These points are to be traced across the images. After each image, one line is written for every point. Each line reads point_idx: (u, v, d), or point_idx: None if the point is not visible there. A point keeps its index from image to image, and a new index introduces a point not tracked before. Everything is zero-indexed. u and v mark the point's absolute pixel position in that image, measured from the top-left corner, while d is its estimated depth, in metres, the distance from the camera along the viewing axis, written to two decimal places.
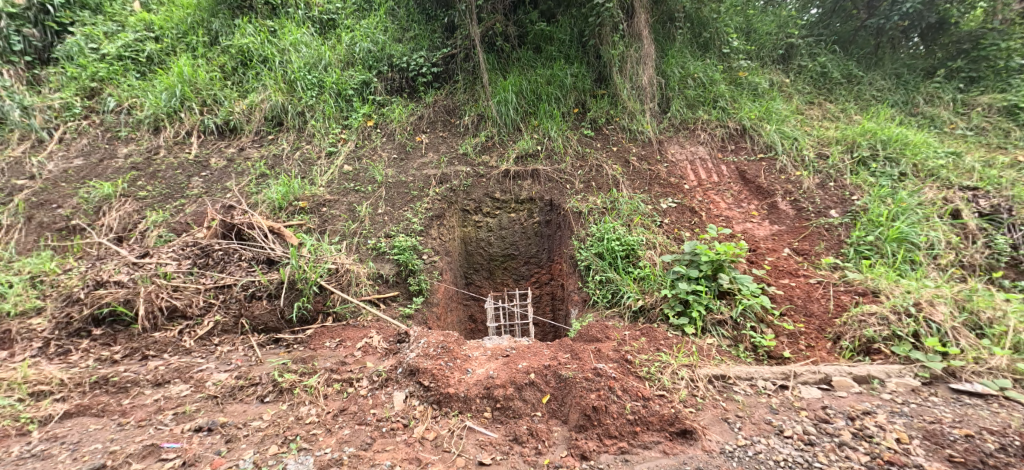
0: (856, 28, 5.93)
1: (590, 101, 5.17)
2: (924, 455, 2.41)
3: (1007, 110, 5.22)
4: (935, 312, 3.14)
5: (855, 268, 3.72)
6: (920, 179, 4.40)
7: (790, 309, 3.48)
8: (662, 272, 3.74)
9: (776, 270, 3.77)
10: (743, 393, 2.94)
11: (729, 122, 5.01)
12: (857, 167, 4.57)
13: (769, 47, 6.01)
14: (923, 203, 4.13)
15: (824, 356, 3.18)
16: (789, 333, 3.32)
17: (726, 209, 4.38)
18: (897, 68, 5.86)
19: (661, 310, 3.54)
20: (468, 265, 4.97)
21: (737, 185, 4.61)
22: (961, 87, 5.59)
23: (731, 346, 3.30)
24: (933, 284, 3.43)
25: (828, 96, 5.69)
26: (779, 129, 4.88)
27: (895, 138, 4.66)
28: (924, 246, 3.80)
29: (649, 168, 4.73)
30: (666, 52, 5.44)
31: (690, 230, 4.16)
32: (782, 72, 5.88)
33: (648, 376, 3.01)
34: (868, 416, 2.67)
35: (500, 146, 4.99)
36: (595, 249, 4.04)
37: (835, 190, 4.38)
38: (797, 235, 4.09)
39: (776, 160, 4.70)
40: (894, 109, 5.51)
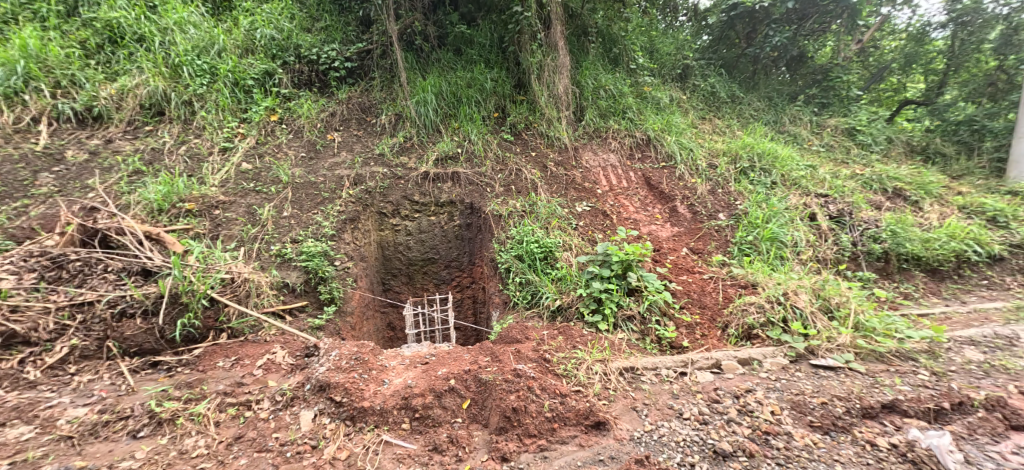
0: (738, 55, 6.85)
1: (510, 106, 5.27)
2: (792, 423, 2.83)
3: (849, 132, 6.44)
4: (798, 299, 3.71)
5: (739, 264, 4.27)
6: (787, 187, 5.17)
7: (688, 302, 3.87)
8: (577, 272, 3.92)
9: (676, 268, 4.17)
10: (649, 382, 3.20)
11: (635, 132, 5.44)
12: (739, 176, 5.23)
13: (669, 66, 6.67)
14: (789, 208, 4.86)
15: (715, 342, 3.58)
16: (687, 325, 3.68)
17: (634, 212, 4.74)
18: (769, 92, 6.82)
19: (577, 309, 3.71)
20: (386, 270, 4.78)
21: (643, 190, 5.02)
22: (816, 111, 6.70)
23: (639, 340, 3.57)
24: (799, 276, 4.03)
25: (717, 113, 6.43)
26: (678, 140, 5.41)
27: (768, 152, 5.41)
28: (790, 245, 4.46)
29: (565, 173, 4.94)
30: (580, 64, 5.75)
31: (603, 231, 4.43)
32: (679, 90, 6.53)
33: (565, 373, 3.14)
34: (749, 393, 3.06)
35: (419, 147, 4.87)
36: (515, 252, 4.13)
37: (723, 196, 4.97)
38: (693, 235, 4.58)
39: (675, 168, 5.20)
40: (767, 126, 6.41)
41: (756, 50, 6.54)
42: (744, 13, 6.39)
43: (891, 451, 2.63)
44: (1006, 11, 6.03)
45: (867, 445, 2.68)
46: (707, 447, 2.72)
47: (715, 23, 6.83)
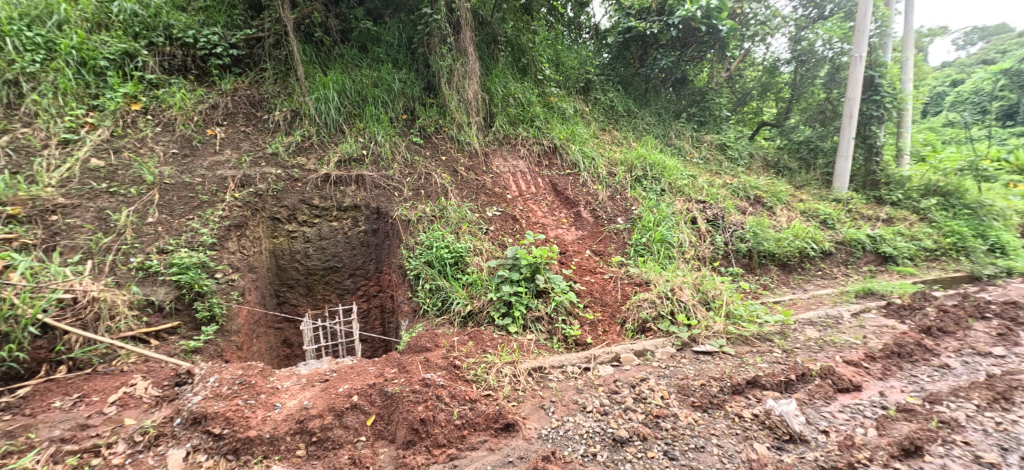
0: (633, 74, 7.48)
1: (419, 109, 5.21)
2: (678, 405, 3.14)
3: (721, 147, 7.46)
4: (682, 293, 4.19)
5: (634, 264, 4.69)
6: (673, 194, 5.80)
7: (592, 301, 4.12)
8: (488, 277, 4.00)
9: (580, 269, 4.43)
10: (556, 380, 3.34)
11: (543, 140, 5.65)
12: (635, 183, 5.73)
13: (573, 79, 7.00)
14: (676, 212, 5.47)
15: (615, 337, 3.86)
16: (590, 322, 3.92)
17: (542, 217, 4.93)
18: (658, 109, 7.53)
19: (488, 313, 3.80)
20: (280, 282, 4.39)
21: (550, 195, 5.24)
22: (696, 128, 7.59)
23: (547, 339, 3.74)
24: (683, 273, 4.55)
25: (616, 125, 6.95)
26: (581, 149, 5.74)
27: (657, 163, 6.02)
28: (677, 246, 5.00)
29: (476, 178, 4.97)
30: (490, 71, 5.85)
31: (513, 236, 4.54)
32: (582, 102, 6.92)
33: (474, 379, 3.17)
34: (643, 382, 3.35)
35: (319, 147, 4.65)
36: (424, 257, 4.12)
37: (621, 202, 5.41)
38: (596, 238, 4.92)
39: (579, 175, 5.51)
40: (657, 140, 7.07)
41: (648, 69, 7.24)
42: (638, 36, 7.02)
43: (753, 419, 3.02)
44: (831, 54, 7.47)
45: (735, 417, 3.04)
46: (606, 436, 2.88)
47: (613, 42, 7.36)
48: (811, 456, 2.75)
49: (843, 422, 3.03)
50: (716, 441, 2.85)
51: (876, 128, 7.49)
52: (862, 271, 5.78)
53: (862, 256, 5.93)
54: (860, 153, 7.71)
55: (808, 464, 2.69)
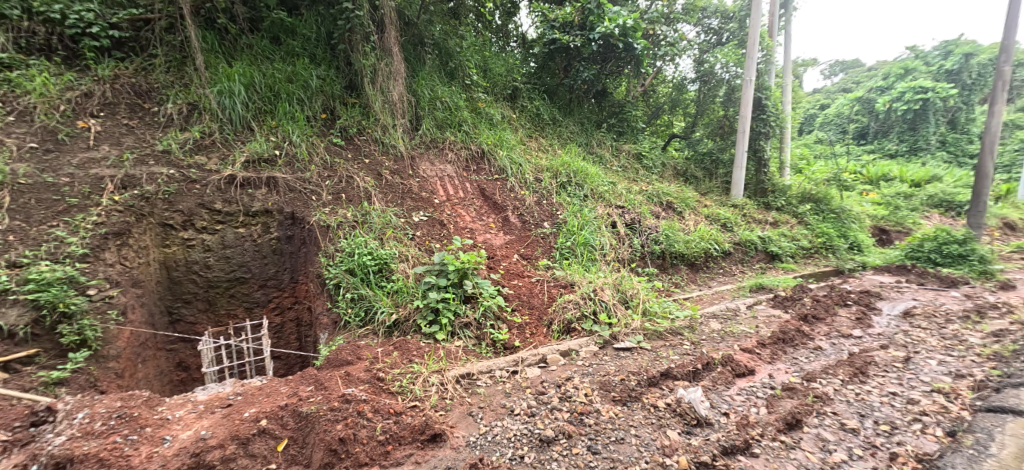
0: (558, 84, 7.70)
1: (340, 108, 5.04)
2: (600, 400, 3.24)
3: (637, 157, 7.93)
4: (604, 293, 4.40)
5: (560, 267, 4.95)
6: (595, 199, 6.12)
7: (520, 304, 4.24)
8: (414, 284, 3.98)
9: (508, 273, 4.59)
10: (484, 385, 3.32)
11: (471, 144, 5.74)
12: (560, 189, 6.01)
13: (501, 86, 7.02)
14: (598, 217, 5.80)
15: (542, 339, 3.94)
16: (517, 326, 3.99)
17: (470, 222, 5.05)
18: (582, 118, 7.78)
19: (414, 321, 3.77)
20: (173, 296, 3.89)
21: (478, 200, 5.37)
22: (614, 137, 8.03)
23: (475, 345, 3.71)
24: (604, 275, 4.80)
25: (542, 133, 7.05)
26: (509, 155, 5.91)
27: (579, 170, 6.31)
28: (598, 248, 5.33)
29: (402, 182, 4.92)
30: (417, 73, 5.77)
31: (439, 241, 4.61)
32: (510, 108, 6.97)
33: (399, 390, 3.09)
34: (568, 381, 3.43)
35: (223, 145, 4.33)
36: (346, 265, 3.97)
37: (546, 206, 5.68)
38: (523, 242, 5.15)
39: (506, 181, 5.70)
40: (581, 148, 7.31)
41: (571, 81, 7.50)
42: (562, 47, 7.24)
43: (666, 409, 3.20)
44: (727, 77, 8.35)
45: (651, 408, 3.21)
46: (533, 437, 2.89)
47: (539, 52, 7.51)
48: (715, 437, 2.96)
49: (741, 404, 3.32)
50: (634, 431, 2.97)
51: (763, 142, 8.46)
52: (755, 267, 6.53)
53: (756, 255, 6.70)
54: (752, 164, 8.60)
55: (713, 446, 2.88)
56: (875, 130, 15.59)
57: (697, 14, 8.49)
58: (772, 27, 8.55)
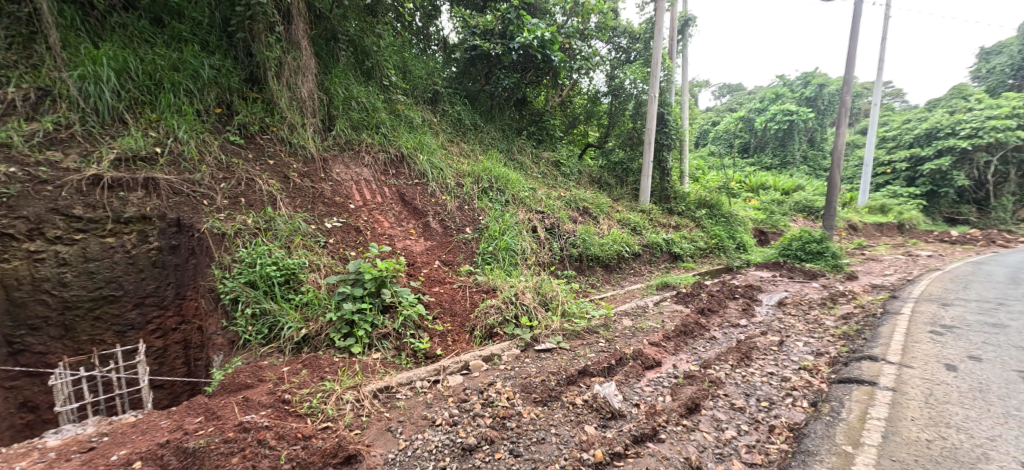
0: (479, 90, 7.66)
1: (239, 103, 4.60)
2: (521, 403, 3.22)
3: (556, 164, 8.11)
4: (525, 297, 4.46)
5: (482, 272, 4.90)
6: (516, 205, 6.14)
7: (441, 312, 4.15)
8: (326, 295, 3.74)
9: (429, 280, 4.47)
10: (404, 398, 3.17)
11: (390, 148, 5.49)
12: (481, 194, 5.95)
13: (421, 89, 6.79)
14: (518, 222, 5.83)
15: (464, 346, 3.90)
16: (439, 334, 3.91)
17: (389, 228, 4.83)
18: (503, 125, 7.77)
19: (327, 335, 3.54)
20: (13, 321, 3.20)
21: (397, 205, 5.14)
22: (534, 144, 8.16)
23: (395, 357, 3.58)
24: (525, 278, 4.90)
25: (463, 138, 6.94)
26: (429, 160, 5.74)
27: (500, 176, 6.31)
28: (520, 252, 5.38)
29: (312, 185, 4.62)
30: (329, 70, 5.42)
31: (355, 249, 4.36)
32: (430, 112, 6.78)
33: (308, 412, 2.90)
34: (491, 386, 3.37)
35: (88, 141, 3.79)
36: (245, 277, 3.63)
37: (468, 212, 5.60)
38: (444, 248, 5.02)
39: (427, 185, 5.53)
40: (502, 154, 7.30)
41: (493, 88, 7.51)
42: (483, 54, 7.20)
43: (584, 405, 3.23)
44: (635, 92, 8.90)
45: (570, 405, 3.23)
46: (456, 446, 2.78)
47: (461, 56, 7.38)
48: (627, 428, 3.04)
49: (650, 394, 3.45)
50: (554, 431, 2.96)
51: (665, 154, 9.14)
52: (660, 267, 7.08)
53: (660, 256, 7.25)
54: (656, 174, 9.25)
55: (625, 436, 2.96)
56: (754, 145, 17.54)
57: (608, 33, 8.95)
58: (671, 50, 9.28)
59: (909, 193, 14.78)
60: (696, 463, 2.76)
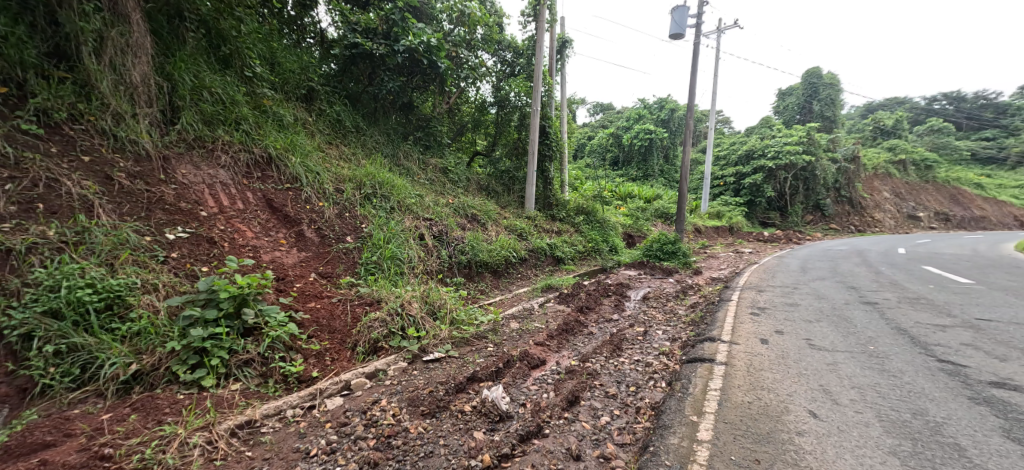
0: (360, 91, 7.14)
1: (40, 84, 3.67)
2: (408, 418, 3.07)
3: (444, 171, 7.95)
4: (412, 308, 4.35)
5: (365, 284, 4.55)
6: (402, 212, 5.84)
7: (317, 330, 3.78)
8: (166, 321, 3.20)
9: (303, 295, 4.01)
10: (270, 432, 2.87)
11: (253, 148, 4.86)
12: (364, 200, 5.54)
13: (292, 84, 6.17)
14: (405, 230, 5.54)
15: (344, 364, 3.64)
16: (316, 354, 3.60)
17: (254, 238, 4.24)
18: (387, 128, 7.38)
19: (168, 369, 3.01)
20: None
21: (264, 213, 4.55)
22: (421, 150, 7.92)
23: (260, 385, 3.22)
24: (412, 287, 4.72)
25: (343, 140, 6.43)
26: (303, 162, 5.19)
27: (385, 182, 5.96)
28: (406, 261, 5.12)
29: (145, 188, 3.88)
30: (173, 53, 4.61)
31: (207, 263, 3.76)
32: (304, 110, 6.18)
33: (142, 466, 2.46)
34: (375, 404, 3.21)
35: None
36: (46, 306, 2.87)
37: (349, 219, 5.17)
38: (321, 259, 4.55)
39: (301, 190, 5.01)
40: (386, 159, 6.91)
41: (376, 89, 7.07)
42: (365, 54, 6.74)
43: (472, 411, 3.16)
44: (519, 105, 9.25)
45: (458, 414, 3.13)
46: None
47: (341, 53, 6.79)
48: (514, 428, 2.98)
49: (535, 392, 3.46)
50: (443, 443, 2.84)
51: (547, 165, 9.53)
52: (545, 270, 7.29)
53: (545, 260, 7.51)
54: (540, 184, 9.53)
55: (511, 436, 2.90)
56: (624, 159, 19.24)
57: (493, 45, 9.05)
58: (551, 68, 9.71)
59: (739, 200, 17.51)
60: (577, 452, 2.76)
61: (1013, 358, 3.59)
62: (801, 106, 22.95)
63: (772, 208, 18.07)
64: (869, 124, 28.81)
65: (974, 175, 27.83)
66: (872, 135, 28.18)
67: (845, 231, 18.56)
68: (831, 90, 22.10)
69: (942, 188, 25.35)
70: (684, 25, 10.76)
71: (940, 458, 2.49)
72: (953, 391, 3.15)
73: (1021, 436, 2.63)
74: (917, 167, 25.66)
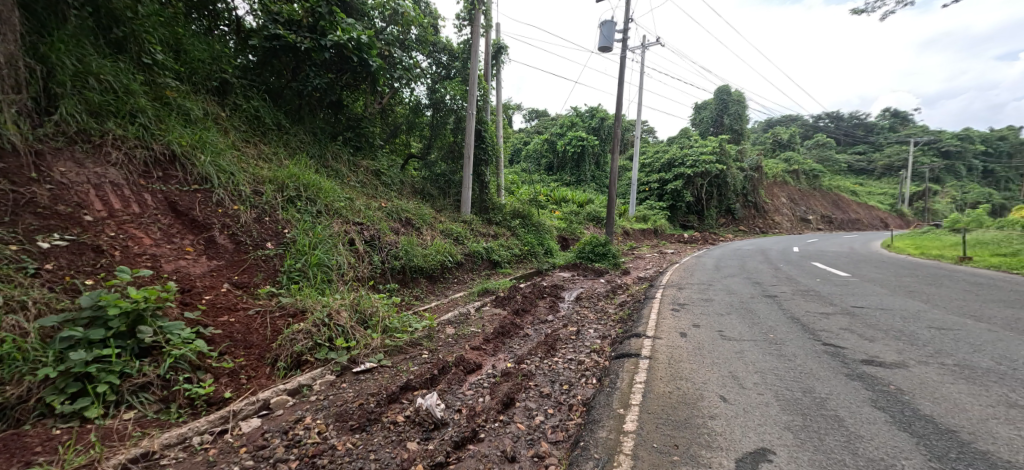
0: (283, 87, 6.62)
1: None
2: (336, 435, 2.86)
3: (376, 173, 7.63)
4: (340, 317, 4.07)
5: (287, 293, 4.20)
6: (330, 216, 5.50)
7: (230, 346, 3.42)
8: (37, 344, 2.76)
9: (214, 309, 3.60)
10: (172, 464, 2.54)
11: (152, 144, 4.35)
12: (286, 203, 5.14)
13: (202, 75, 5.63)
14: (333, 235, 5.20)
15: (262, 382, 3.32)
16: (229, 372, 3.24)
17: (153, 246, 3.77)
18: (314, 127, 6.94)
19: (39, 400, 2.59)
20: None
21: (167, 217, 4.08)
22: (351, 152, 7.55)
23: (160, 412, 2.84)
24: (340, 295, 4.44)
25: (262, 138, 5.95)
26: (214, 161, 4.73)
27: (311, 183, 5.58)
28: (334, 268, 4.80)
29: (12, 189, 3.33)
30: (50, 33, 4.01)
31: (92, 275, 3.29)
32: (216, 105, 5.65)
33: None
34: (299, 422, 2.98)
35: None
36: None
37: (269, 224, 4.77)
38: (236, 268, 4.14)
39: (212, 192, 4.55)
40: (313, 160, 6.49)
41: (300, 85, 6.61)
42: (289, 47, 6.28)
43: (406, 422, 2.99)
44: (456, 107, 9.20)
45: (391, 425, 2.95)
46: None
47: (259, 45, 6.26)
48: (449, 435, 2.85)
49: (471, 397, 3.35)
50: (373, 457, 2.66)
51: (484, 169, 9.41)
52: (482, 274, 7.19)
53: (482, 264, 7.42)
54: (477, 187, 9.40)
55: (446, 444, 2.77)
56: (558, 164, 19.69)
57: (427, 46, 8.85)
58: (487, 73, 9.67)
59: (664, 204, 18.43)
60: (512, 454, 2.67)
61: (880, 339, 4.00)
62: (714, 119, 24.74)
63: (691, 211, 19.35)
64: (771, 136, 31.77)
65: (845, 185, 32.62)
66: (772, 148, 31.26)
67: (752, 233, 20.31)
68: (739, 106, 24.19)
69: (826, 195, 28.83)
70: (612, 39, 11.17)
71: (824, 429, 2.65)
72: (835, 369, 3.42)
73: (887, 405, 2.88)
74: (809, 176, 28.72)
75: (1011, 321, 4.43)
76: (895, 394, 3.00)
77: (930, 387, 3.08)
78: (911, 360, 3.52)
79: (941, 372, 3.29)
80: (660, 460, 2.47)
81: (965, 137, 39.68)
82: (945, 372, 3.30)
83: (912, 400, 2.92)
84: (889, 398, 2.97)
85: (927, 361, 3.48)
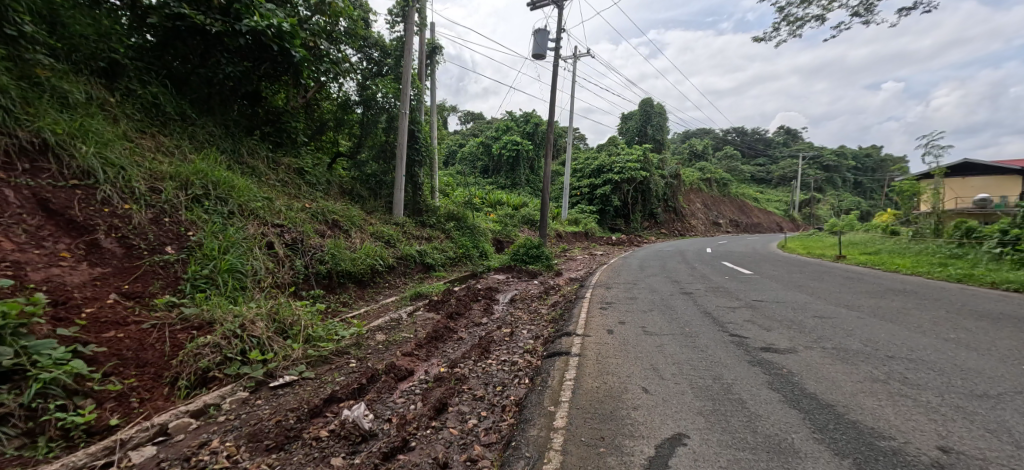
0: (188, 72, 5.98)
1: None
2: (249, 456, 2.56)
3: (298, 171, 7.14)
4: (255, 328, 3.70)
5: (191, 302, 3.74)
6: (244, 217, 5.02)
7: (119, 365, 2.95)
8: None
9: (97, 323, 3.10)
10: None
11: (16, 131, 3.72)
12: (191, 203, 4.61)
13: (86, 53, 4.94)
14: (247, 238, 4.74)
15: (158, 404, 2.90)
16: (117, 396, 2.79)
17: (16, 251, 3.19)
18: (226, 120, 6.36)
19: None
20: None
21: (36, 217, 3.50)
22: (269, 147, 7.00)
23: (23, 448, 2.38)
24: (256, 304, 4.04)
25: (161, 129, 5.31)
26: (99, 153, 4.15)
27: (222, 181, 5.08)
28: (249, 274, 4.37)
29: None
30: None
31: None
32: (103, 88, 4.97)
33: None
34: (204, 446, 2.64)
35: None
36: None
37: (169, 225, 4.24)
38: (127, 276, 3.62)
39: (96, 189, 3.96)
40: (224, 155, 5.92)
41: (210, 72, 5.99)
42: (195, 28, 5.65)
43: (331, 436, 2.74)
44: (388, 106, 8.84)
45: (313, 441, 2.69)
46: None
47: (157, 24, 5.60)
48: (378, 447, 2.65)
49: (402, 405, 3.15)
50: None
51: (417, 170, 9.16)
52: (415, 278, 6.94)
53: (414, 267, 7.17)
54: (409, 188, 9.11)
55: (374, 456, 2.56)
56: (493, 168, 19.71)
57: (358, 40, 8.45)
58: (421, 73, 9.41)
59: (594, 208, 19.04)
60: (444, 460, 2.52)
61: (777, 328, 4.32)
62: (639, 129, 25.98)
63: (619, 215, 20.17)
64: (688, 146, 34.02)
65: (752, 193, 35.86)
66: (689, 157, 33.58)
67: (672, 235, 21.59)
68: (661, 117, 25.74)
69: (735, 200, 31.44)
70: (544, 47, 11.33)
71: (729, 412, 2.77)
72: (739, 357, 3.63)
73: (780, 386, 3.07)
74: (722, 184, 31.10)
75: (877, 308, 4.98)
76: (786, 376, 3.22)
77: (814, 368, 3.34)
78: (799, 346, 3.82)
79: (823, 355, 3.59)
80: (589, 453, 2.44)
81: (846, 152, 45.05)
82: (825, 354, 3.60)
83: (800, 381, 3.15)
84: (781, 380, 3.18)
85: (812, 346, 3.79)
